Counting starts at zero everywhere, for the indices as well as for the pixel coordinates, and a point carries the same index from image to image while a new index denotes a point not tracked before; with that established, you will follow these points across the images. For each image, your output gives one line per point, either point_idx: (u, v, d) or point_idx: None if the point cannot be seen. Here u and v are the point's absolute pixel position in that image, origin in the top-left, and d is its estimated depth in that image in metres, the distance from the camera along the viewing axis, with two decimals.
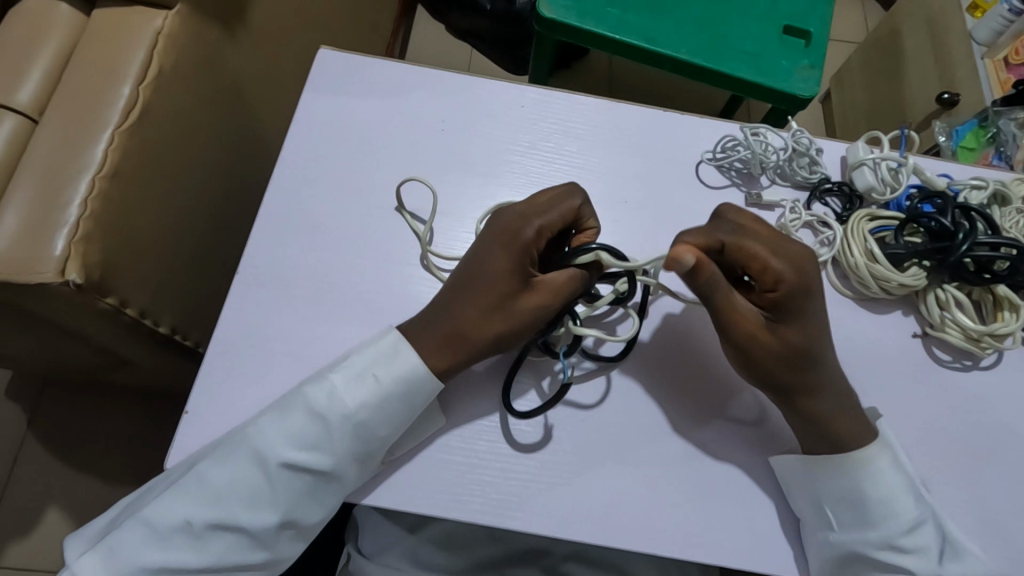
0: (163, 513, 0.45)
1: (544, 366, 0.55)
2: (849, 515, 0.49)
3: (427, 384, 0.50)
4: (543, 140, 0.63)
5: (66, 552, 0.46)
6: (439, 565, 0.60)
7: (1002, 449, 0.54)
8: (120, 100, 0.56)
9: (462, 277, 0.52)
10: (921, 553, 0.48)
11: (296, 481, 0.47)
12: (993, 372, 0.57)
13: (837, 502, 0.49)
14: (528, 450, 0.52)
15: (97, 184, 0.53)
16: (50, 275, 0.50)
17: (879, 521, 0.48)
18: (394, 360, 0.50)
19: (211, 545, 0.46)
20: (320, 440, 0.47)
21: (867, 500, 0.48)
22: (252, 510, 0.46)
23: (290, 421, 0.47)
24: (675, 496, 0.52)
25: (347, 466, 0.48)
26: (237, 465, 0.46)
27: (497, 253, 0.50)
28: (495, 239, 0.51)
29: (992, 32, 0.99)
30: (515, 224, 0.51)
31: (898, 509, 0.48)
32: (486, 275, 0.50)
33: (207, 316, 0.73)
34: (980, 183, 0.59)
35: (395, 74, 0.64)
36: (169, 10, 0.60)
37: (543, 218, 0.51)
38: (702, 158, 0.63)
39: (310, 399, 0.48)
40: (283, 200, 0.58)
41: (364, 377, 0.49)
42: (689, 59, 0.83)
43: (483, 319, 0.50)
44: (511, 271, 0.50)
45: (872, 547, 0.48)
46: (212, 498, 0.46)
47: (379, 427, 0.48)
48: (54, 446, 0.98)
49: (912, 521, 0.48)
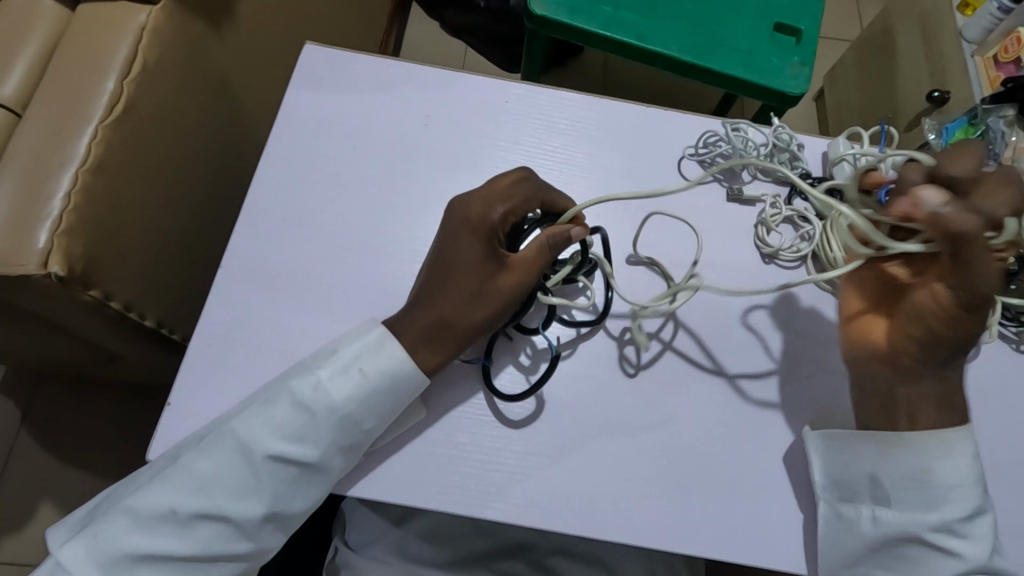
0: (150, 501, 0.46)
1: (516, 341, 0.56)
2: (905, 493, 0.48)
3: (412, 378, 0.50)
4: (529, 135, 0.64)
5: (49, 542, 0.46)
6: (425, 557, 0.61)
7: (981, 440, 0.55)
8: (105, 93, 0.56)
9: (437, 270, 0.52)
10: (976, 542, 0.46)
11: (282, 471, 0.48)
12: (971, 367, 0.57)
13: (894, 481, 0.49)
14: (527, 422, 0.53)
15: (80, 177, 0.54)
16: (33, 267, 0.50)
17: (941, 505, 0.47)
18: (380, 353, 0.50)
19: (195, 534, 0.46)
20: (306, 431, 0.48)
21: (926, 483, 0.48)
22: (238, 499, 0.47)
23: (277, 412, 0.48)
24: (653, 489, 0.52)
25: (333, 458, 0.49)
26: (222, 456, 0.47)
27: (470, 239, 0.52)
28: (461, 228, 0.52)
29: (982, 31, 1.00)
30: (480, 211, 0.52)
31: (959, 494, 0.47)
32: (459, 266, 0.51)
33: (192, 308, 0.73)
34: None
35: (384, 69, 0.64)
36: (154, 5, 0.60)
37: (506, 204, 0.52)
38: (684, 153, 0.64)
39: (296, 391, 0.48)
40: (271, 194, 0.59)
41: (350, 371, 0.49)
42: (679, 56, 0.84)
43: (465, 304, 0.51)
44: (482, 257, 0.51)
45: (922, 528, 0.47)
46: (199, 490, 0.46)
47: (365, 418, 0.49)
48: (48, 440, 0.98)
49: (970, 508, 0.47)
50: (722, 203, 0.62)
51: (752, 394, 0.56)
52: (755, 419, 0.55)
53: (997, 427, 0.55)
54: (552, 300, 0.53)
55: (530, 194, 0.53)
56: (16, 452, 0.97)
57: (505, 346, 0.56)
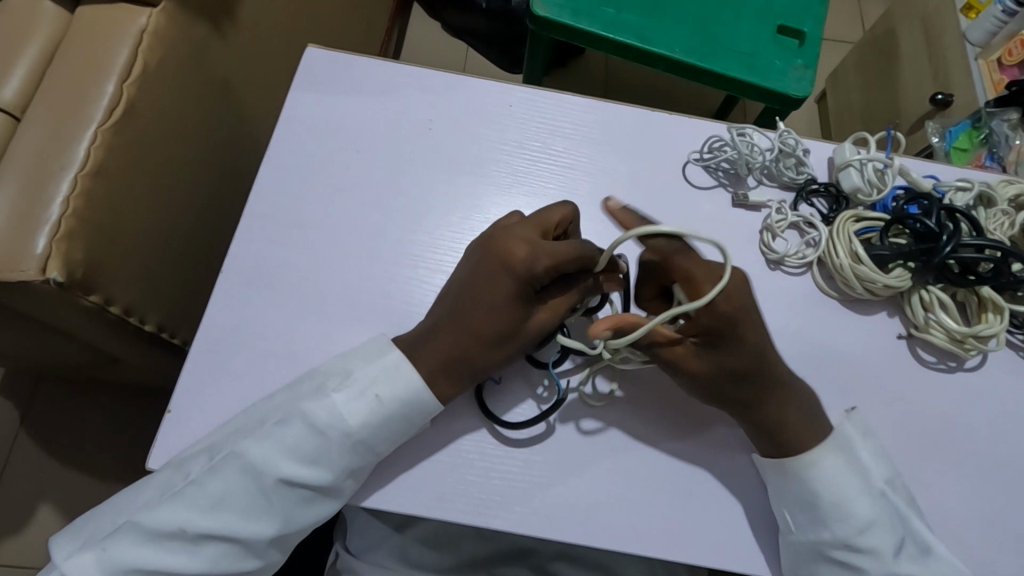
0: (159, 518, 0.45)
1: (532, 373, 0.55)
2: (803, 514, 0.49)
3: (428, 405, 0.49)
4: (533, 139, 0.63)
5: (54, 552, 0.45)
6: (426, 563, 0.60)
7: (986, 448, 0.55)
8: (105, 97, 0.56)
9: (464, 305, 0.50)
10: (874, 555, 0.47)
11: (292, 492, 0.47)
12: (976, 375, 0.57)
13: (792, 503, 0.49)
14: (535, 439, 0.53)
15: (80, 182, 0.53)
16: (32, 273, 0.50)
17: (832, 521, 0.48)
18: (396, 376, 0.49)
19: (202, 552, 0.46)
20: (319, 456, 0.47)
21: (817, 502, 0.48)
22: (248, 520, 0.46)
23: (290, 436, 0.47)
24: (658, 497, 0.52)
25: (344, 480, 0.48)
26: (233, 477, 0.46)
27: (512, 285, 0.49)
28: (496, 268, 0.50)
29: (986, 33, 0.99)
30: (523, 257, 0.49)
31: (850, 509, 0.48)
32: (487, 305, 0.50)
33: (193, 312, 0.73)
34: (965, 185, 0.59)
35: (385, 72, 0.64)
36: (155, 8, 0.59)
37: (553, 256, 0.49)
38: (689, 158, 0.63)
39: (310, 415, 0.47)
40: (272, 198, 0.58)
41: (366, 396, 0.48)
42: (682, 58, 0.83)
43: (495, 347, 0.50)
44: (513, 302, 0.50)
45: (827, 547, 0.48)
46: (209, 510, 0.46)
47: (379, 442, 0.48)
48: (47, 441, 0.98)
49: (863, 521, 0.47)
50: (727, 209, 0.62)
51: None
52: None
53: (1002, 436, 0.55)
54: (569, 342, 0.51)
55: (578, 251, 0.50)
56: (14, 454, 0.97)
57: (518, 375, 0.55)
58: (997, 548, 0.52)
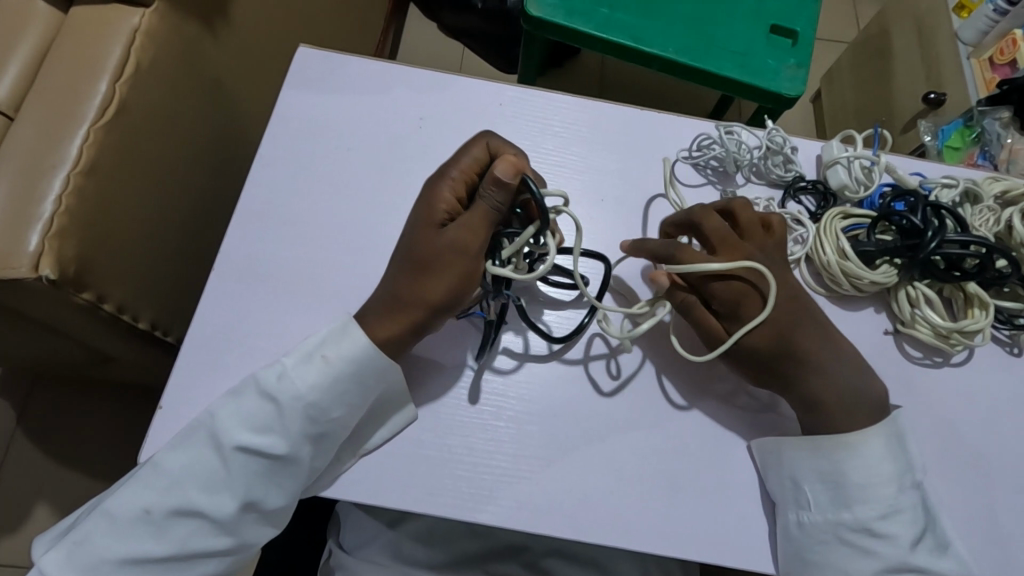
0: (124, 503, 0.46)
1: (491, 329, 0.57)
2: (826, 495, 0.50)
3: (377, 363, 0.50)
4: (523, 137, 0.64)
5: (34, 549, 0.47)
6: (418, 559, 0.61)
7: (976, 442, 0.55)
8: (97, 96, 0.56)
9: (404, 242, 0.53)
10: (891, 541, 0.48)
11: (253, 463, 0.47)
12: (963, 370, 0.57)
13: (814, 482, 0.50)
14: (521, 434, 0.53)
15: (72, 180, 0.54)
16: (25, 270, 0.50)
17: (854, 504, 0.49)
18: (342, 339, 0.50)
19: (172, 532, 0.46)
20: (272, 422, 0.48)
21: (842, 484, 0.49)
22: (209, 494, 0.47)
23: (243, 404, 0.48)
24: (647, 491, 0.52)
25: (302, 447, 0.48)
26: (193, 449, 0.47)
27: (422, 205, 0.52)
28: (423, 196, 0.53)
29: (976, 32, 1.00)
30: (436, 178, 0.53)
31: (876, 492, 0.49)
32: (415, 231, 0.52)
33: (187, 311, 0.73)
34: (951, 181, 0.59)
35: (377, 70, 0.64)
36: (147, 8, 0.60)
37: (457, 164, 0.52)
38: (678, 157, 0.64)
39: (261, 381, 0.48)
40: (264, 196, 0.58)
41: (313, 358, 0.49)
42: (675, 58, 0.84)
43: (412, 272, 0.51)
44: (433, 221, 0.51)
45: (844, 528, 0.49)
46: (170, 487, 0.46)
47: (332, 406, 0.49)
48: (42, 441, 0.98)
49: (886, 506, 0.48)
50: None
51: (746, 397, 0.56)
52: (749, 421, 0.55)
53: (990, 429, 0.56)
54: (500, 271, 0.49)
55: (481, 154, 0.52)
56: (10, 453, 0.97)
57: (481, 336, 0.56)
58: (988, 543, 0.52)
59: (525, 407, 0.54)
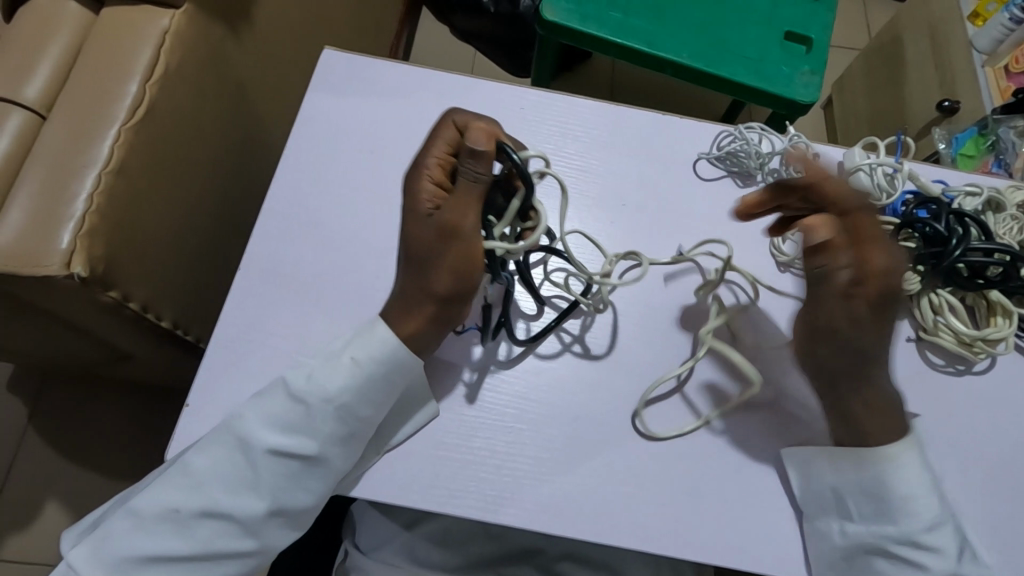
0: (151, 501, 0.46)
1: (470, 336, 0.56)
2: (868, 506, 0.50)
3: (407, 362, 0.50)
4: (545, 141, 0.64)
5: (63, 542, 0.48)
6: (434, 560, 0.61)
7: (1000, 450, 0.55)
8: (127, 97, 0.57)
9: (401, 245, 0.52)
10: (936, 553, 0.48)
11: (281, 465, 0.48)
12: (985, 378, 0.57)
13: (856, 493, 0.50)
14: (543, 438, 0.53)
15: (103, 179, 0.54)
16: (57, 267, 0.50)
17: (899, 516, 0.48)
18: (369, 338, 0.50)
19: (198, 533, 0.46)
20: (301, 424, 0.48)
21: (887, 495, 0.49)
22: (238, 495, 0.47)
23: (271, 405, 0.48)
24: (667, 497, 0.52)
25: (333, 450, 0.49)
26: (220, 450, 0.47)
27: (405, 202, 0.51)
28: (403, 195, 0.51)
29: (992, 41, 0.99)
30: (410, 172, 0.51)
31: (919, 507, 0.48)
32: (409, 232, 0.51)
33: (207, 311, 0.74)
34: (974, 190, 0.60)
35: (399, 73, 0.65)
36: (177, 10, 0.60)
37: (429, 152, 0.51)
38: (700, 155, 0.64)
39: (291, 384, 0.49)
40: (288, 196, 0.59)
41: (341, 360, 0.50)
42: (691, 63, 0.84)
43: (418, 264, 0.50)
44: (419, 214, 0.50)
45: (887, 540, 0.49)
46: (199, 488, 0.47)
47: (362, 407, 0.49)
48: (54, 438, 0.98)
49: (930, 520, 0.48)
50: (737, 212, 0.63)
51: (767, 404, 0.56)
52: (770, 427, 0.55)
53: (1014, 438, 0.55)
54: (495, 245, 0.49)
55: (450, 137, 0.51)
56: (23, 449, 0.98)
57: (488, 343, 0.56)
58: (1013, 553, 0.51)
59: (546, 411, 0.54)
